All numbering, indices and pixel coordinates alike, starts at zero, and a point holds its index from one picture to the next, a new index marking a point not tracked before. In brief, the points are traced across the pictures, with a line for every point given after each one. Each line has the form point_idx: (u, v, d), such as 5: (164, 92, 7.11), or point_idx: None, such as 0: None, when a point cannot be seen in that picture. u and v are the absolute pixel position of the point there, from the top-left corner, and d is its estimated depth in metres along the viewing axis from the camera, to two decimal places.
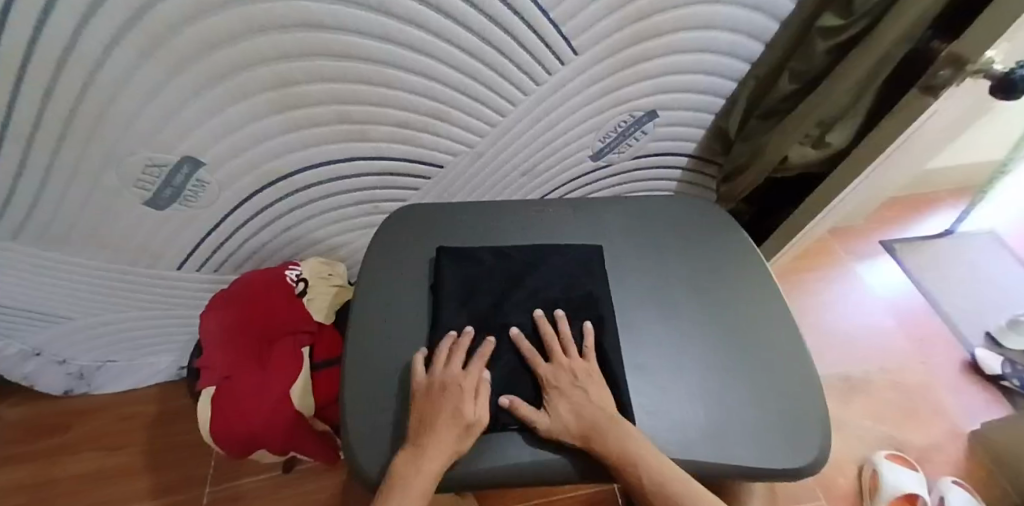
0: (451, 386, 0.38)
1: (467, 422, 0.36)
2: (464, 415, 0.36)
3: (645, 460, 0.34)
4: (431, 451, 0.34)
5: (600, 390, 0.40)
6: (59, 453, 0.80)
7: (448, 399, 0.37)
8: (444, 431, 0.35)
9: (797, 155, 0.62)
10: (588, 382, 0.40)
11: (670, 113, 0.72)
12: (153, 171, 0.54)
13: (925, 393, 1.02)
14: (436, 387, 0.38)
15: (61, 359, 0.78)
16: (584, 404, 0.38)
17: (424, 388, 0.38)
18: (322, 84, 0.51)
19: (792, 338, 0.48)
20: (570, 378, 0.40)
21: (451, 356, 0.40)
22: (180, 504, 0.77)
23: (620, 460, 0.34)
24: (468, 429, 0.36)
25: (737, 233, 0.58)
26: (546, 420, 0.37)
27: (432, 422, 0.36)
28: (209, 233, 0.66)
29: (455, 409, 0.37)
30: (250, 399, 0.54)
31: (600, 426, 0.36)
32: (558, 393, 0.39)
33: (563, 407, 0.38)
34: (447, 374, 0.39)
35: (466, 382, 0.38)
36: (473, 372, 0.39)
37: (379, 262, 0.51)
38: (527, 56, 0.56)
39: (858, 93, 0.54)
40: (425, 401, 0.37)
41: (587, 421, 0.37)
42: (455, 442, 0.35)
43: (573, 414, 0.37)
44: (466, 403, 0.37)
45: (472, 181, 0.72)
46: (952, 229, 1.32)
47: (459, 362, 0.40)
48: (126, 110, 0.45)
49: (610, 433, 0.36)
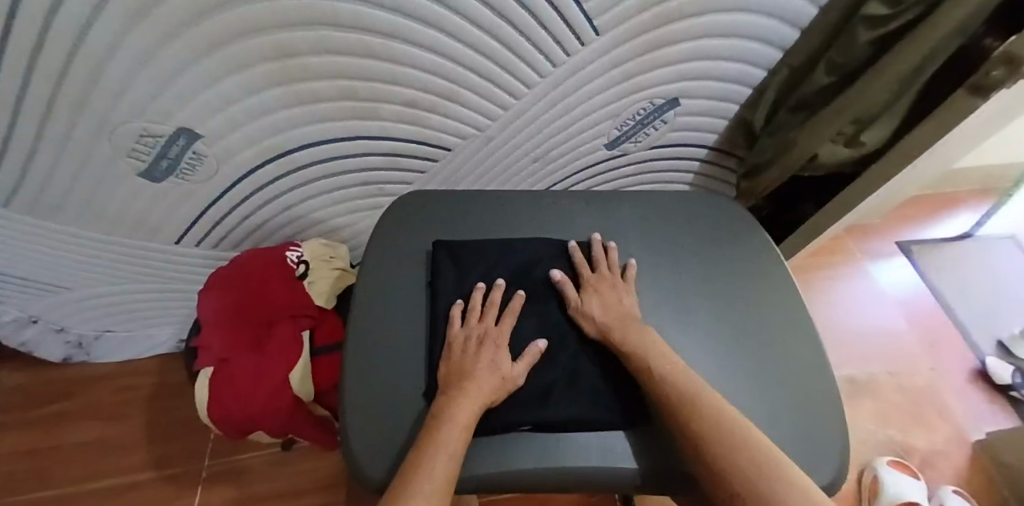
0: (488, 340, 0.39)
1: (504, 373, 0.37)
2: (499, 366, 0.37)
3: (654, 351, 0.37)
4: (470, 395, 0.34)
5: (635, 307, 0.44)
6: (58, 421, 0.81)
7: (484, 351, 0.38)
8: (484, 377, 0.36)
9: (827, 153, 0.59)
10: (624, 294, 0.44)
11: (691, 102, 0.69)
12: (147, 140, 0.51)
13: (931, 397, 1.01)
14: (473, 339, 0.39)
15: (58, 327, 0.77)
16: (616, 305, 0.42)
17: (461, 341, 0.39)
18: (323, 56, 0.48)
19: (808, 348, 0.46)
20: (608, 285, 0.44)
21: (486, 310, 0.41)
22: (177, 476, 0.77)
23: (635, 348, 0.38)
24: (506, 379, 0.37)
25: (757, 234, 0.55)
26: (579, 304, 0.42)
27: (469, 372, 0.36)
28: (208, 208, 0.64)
29: (491, 360, 0.37)
30: (248, 381, 0.53)
31: (624, 321, 0.41)
32: (595, 291, 0.44)
33: (595, 299, 0.43)
34: (482, 327, 0.40)
35: (499, 337, 0.39)
36: (505, 327, 0.40)
37: (380, 253, 0.48)
38: (545, 34, 0.53)
39: (899, 89, 0.50)
40: (461, 356, 0.38)
41: (614, 315, 0.41)
42: (494, 388, 0.36)
43: (603, 308, 0.42)
44: (501, 355, 0.38)
45: (481, 165, 0.69)
46: (972, 232, 1.28)
47: (492, 317, 0.41)
48: (117, 76, 0.43)
49: (630, 328, 0.40)
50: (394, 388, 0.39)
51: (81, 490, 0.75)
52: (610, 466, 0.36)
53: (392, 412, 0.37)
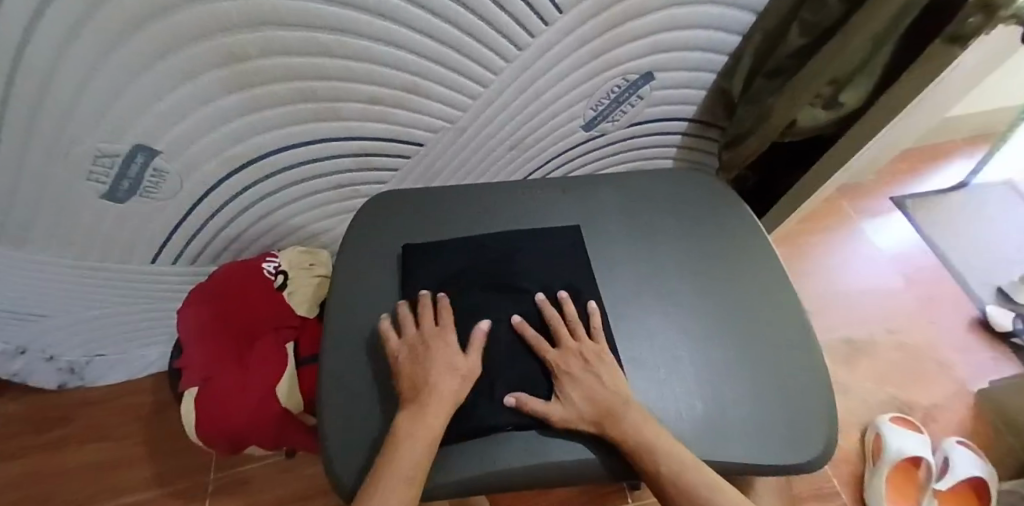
0: (432, 344, 0.38)
1: (462, 371, 0.36)
2: (455, 364, 0.37)
3: (664, 449, 0.32)
4: (432, 407, 0.33)
5: (613, 373, 0.38)
6: (59, 446, 0.81)
7: (433, 351, 0.37)
8: (445, 378, 0.35)
9: (806, 118, 0.57)
10: (600, 365, 0.38)
11: (667, 75, 0.67)
12: (105, 161, 0.50)
13: (932, 352, 1.01)
14: (419, 341, 0.38)
15: (48, 355, 0.77)
16: (597, 388, 0.36)
17: (403, 351, 0.38)
18: (274, 58, 0.46)
19: (794, 321, 0.45)
20: (581, 363, 0.38)
21: (424, 313, 0.41)
22: (183, 492, 0.77)
23: (638, 449, 0.32)
24: (467, 379, 0.36)
25: (739, 207, 0.54)
26: (559, 409, 0.35)
27: (422, 380, 0.35)
28: (186, 216, 0.62)
29: (445, 360, 0.37)
30: (232, 399, 0.53)
31: (616, 410, 0.35)
32: (570, 378, 0.37)
33: (573, 391, 0.36)
34: (423, 334, 0.39)
35: (440, 340, 0.38)
36: (445, 328, 0.39)
37: (354, 259, 0.47)
38: (505, 16, 0.51)
39: (876, 44, 0.48)
40: (411, 363, 0.37)
41: (602, 406, 0.35)
42: (456, 389, 0.35)
43: (588, 402, 0.35)
44: (454, 354, 0.37)
45: (455, 158, 0.67)
46: (968, 181, 1.26)
47: (430, 321, 0.40)
48: (60, 98, 0.41)
49: (626, 419, 0.34)
50: (371, 397, 0.38)
51: None
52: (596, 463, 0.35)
53: (368, 422, 0.37)
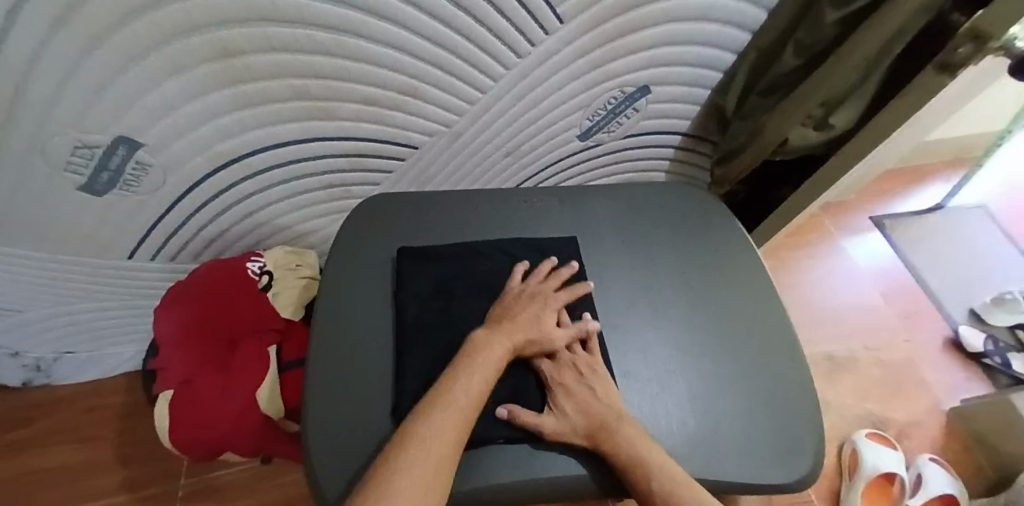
0: (542, 298, 0.41)
1: (545, 326, 0.39)
2: (543, 321, 0.39)
3: (657, 466, 0.32)
4: (507, 336, 0.37)
5: (608, 387, 0.37)
6: (20, 448, 0.77)
7: (532, 305, 0.40)
8: (525, 326, 0.38)
9: (797, 137, 0.58)
10: (595, 378, 0.38)
11: (662, 89, 0.67)
12: (84, 153, 0.48)
13: (908, 369, 1.03)
14: (527, 293, 0.41)
15: (12, 352, 0.73)
16: (591, 401, 0.36)
17: (515, 292, 0.42)
18: (269, 54, 0.44)
19: (783, 339, 0.45)
20: (576, 375, 0.38)
21: (549, 277, 0.44)
22: (152, 497, 0.74)
23: (629, 464, 0.32)
24: (545, 334, 0.39)
25: (731, 223, 0.54)
26: (552, 422, 0.35)
27: (514, 317, 0.39)
28: (166, 214, 0.60)
29: (536, 314, 0.39)
30: (210, 404, 0.51)
31: (611, 424, 0.34)
32: (564, 391, 0.37)
33: (568, 404, 0.36)
34: (541, 288, 0.42)
35: (551, 300, 0.41)
36: (562, 297, 0.42)
37: (343, 263, 0.46)
38: (506, 22, 0.50)
39: (867, 68, 0.49)
40: (514, 301, 0.41)
41: (595, 419, 0.35)
42: (528, 338, 0.38)
43: (583, 415, 0.35)
44: (547, 312, 0.40)
45: (450, 163, 0.66)
46: (945, 202, 1.31)
47: (552, 283, 0.43)
48: (39, 89, 0.39)
49: (620, 434, 0.33)
50: (360, 406, 0.37)
51: None
52: (589, 478, 0.35)
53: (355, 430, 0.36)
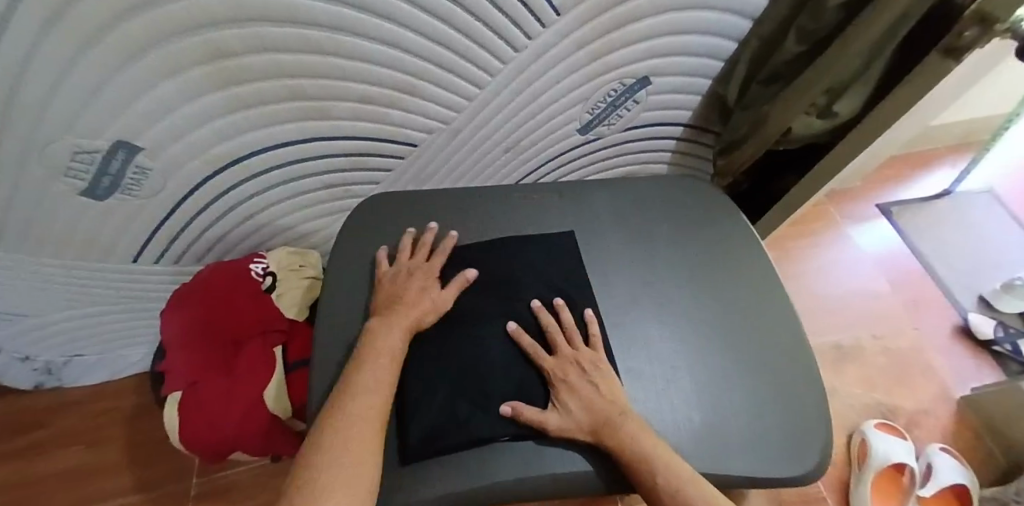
0: (418, 270, 0.43)
1: (433, 298, 0.41)
2: (427, 294, 0.41)
3: (663, 463, 0.31)
4: (400, 316, 0.38)
5: (611, 383, 0.37)
6: (34, 450, 0.78)
7: (414, 281, 0.42)
8: (416, 305, 0.40)
9: (801, 126, 0.57)
10: (597, 373, 0.38)
11: (662, 80, 0.66)
12: (84, 157, 0.48)
13: (916, 357, 1.02)
14: (404, 271, 0.43)
15: (22, 356, 0.74)
16: (595, 398, 0.36)
17: (393, 272, 0.43)
18: (262, 54, 0.44)
19: (787, 331, 0.45)
20: (578, 371, 0.37)
21: (417, 250, 0.45)
22: (166, 497, 0.76)
23: (633, 461, 0.32)
24: (434, 304, 0.40)
25: (734, 215, 0.54)
26: (555, 418, 0.35)
27: (401, 295, 0.40)
28: (168, 217, 0.60)
29: (417, 290, 0.41)
30: (218, 405, 0.51)
31: (614, 419, 0.34)
32: (567, 387, 0.37)
33: (572, 400, 0.36)
34: (414, 261, 0.44)
35: (429, 270, 0.43)
36: (436, 263, 0.44)
37: (345, 264, 0.46)
38: (502, 16, 0.50)
39: (872, 54, 0.48)
40: (393, 282, 0.42)
41: (598, 414, 0.35)
42: (419, 313, 0.39)
43: (585, 410, 0.35)
44: (430, 285, 0.42)
45: (449, 160, 0.66)
46: (953, 189, 1.29)
47: (422, 253, 0.45)
48: (34, 92, 0.39)
49: (623, 429, 0.33)
50: None
51: None
52: (597, 474, 0.35)
53: None
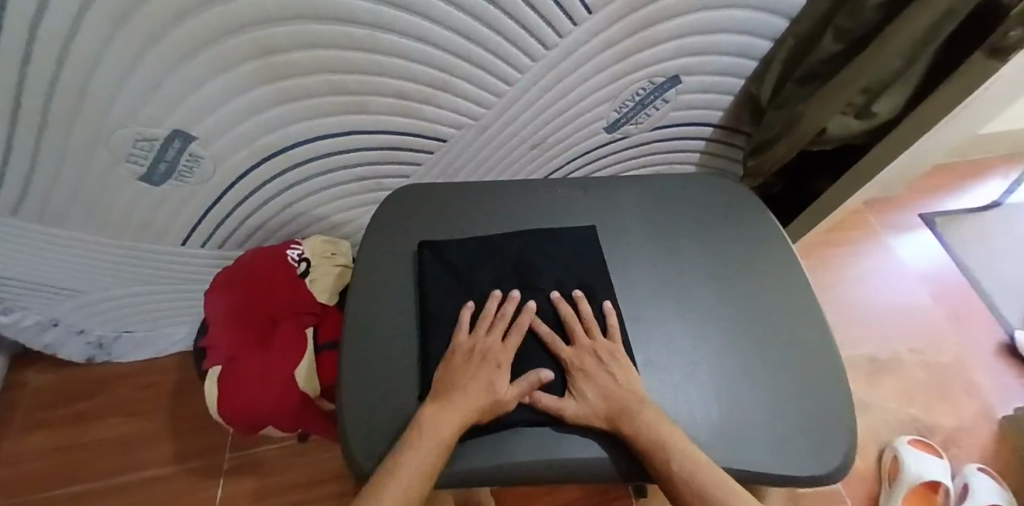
0: (491, 355, 0.38)
1: (497, 393, 0.35)
2: (495, 387, 0.36)
3: (678, 450, 0.32)
4: (457, 408, 0.34)
5: (629, 373, 0.38)
6: (85, 419, 0.84)
7: (484, 367, 0.37)
8: (473, 396, 0.35)
9: (837, 126, 0.56)
10: (615, 364, 0.38)
11: (694, 79, 0.66)
12: (144, 145, 0.52)
13: (956, 373, 0.98)
14: (475, 351, 0.38)
15: (79, 329, 0.80)
16: (611, 386, 0.36)
17: (464, 350, 0.38)
18: (307, 51, 0.47)
19: (815, 333, 0.44)
20: (595, 361, 0.38)
21: (497, 322, 0.40)
22: (201, 469, 0.80)
23: (649, 447, 0.33)
24: (497, 400, 0.35)
25: (763, 215, 0.53)
26: (573, 406, 0.36)
27: (464, 383, 0.36)
28: (213, 205, 0.64)
29: (485, 379, 0.36)
30: (254, 380, 0.54)
31: (630, 409, 0.35)
32: (584, 375, 0.37)
33: (590, 389, 0.36)
34: (490, 340, 0.39)
35: (503, 356, 0.38)
36: (512, 347, 0.39)
37: (375, 251, 0.48)
38: (534, 15, 0.51)
39: (913, 53, 0.46)
40: (462, 363, 0.37)
41: (615, 403, 0.35)
42: (478, 410, 0.34)
43: (602, 399, 0.36)
44: (500, 375, 0.37)
45: (477, 155, 0.68)
46: (1003, 200, 1.22)
47: (502, 330, 0.40)
48: (105, 82, 0.43)
49: (640, 417, 0.34)
50: (391, 381, 0.39)
51: (107, 486, 0.77)
52: (612, 459, 0.35)
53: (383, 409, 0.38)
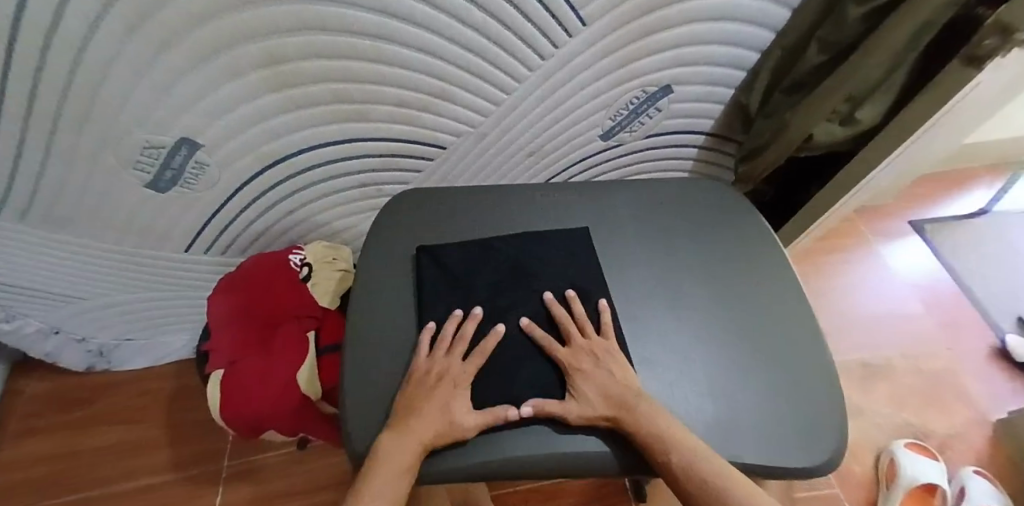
0: (447, 378, 0.38)
1: (452, 415, 0.36)
2: (452, 410, 0.36)
3: (676, 441, 0.33)
4: (414, 433, 0.34)
5: (625, 370, 0.39)
6: (82, 427, 0.84)
7: (440, 390, 0.37)
8: (428, 420, 0.35)
9: (823, 134, 0.58)
10: (610, 362, 0.40)
11: (685, 88, 0.68)
12: (152, 152, 0.53)
13: (948, 377, 0.99)
14: (433, 374, 0.38)
15: (80, 336, 0.80)
16: (609, 383, 0.38)
17: (422, 372, 0.39)
18: (314, 61, 0.49)
19: (806, 331, 0.45)
20: (591, 360, 0.39)
21: (455, 343, 0.41)
22: (199, 477, 0.80)
23: (649, 442, 0.34)
24: (454, 424, 0.35)
25: (755, 218, 0.55)
26: (573, 406, 0.36)
27: (420, 407, 0.36)
28: (217, 212, 0.65)
29: (442, 403, 0.36)
30: (256, 383, 0.55)
31: (628, 404, 0.36)
32: (582, 375, 0.38)
33: (590, 388, 0.37)
34: (447, 362, 0.39)
35: (460, 377, 0.38)
36: (469, 368, 0.39)
37: (377, 254, 0.49)
38: (531, 27, 0.53)
39: (895, 63, 0.49)
40: (419, 386, 0.38)
41: (613, 400, 0.36)
42: (434, 434, 0.35)
43: (600, 396, 0.37)
44: (455, 398, 0.37)
45: (476, 162, 0.69)
46: (990, 208, 1.25)
47: (460, 351, 0.40)
48: (116, 90, 0.44)
49: (639, 412, 0.35)
50: (389, 380, 0.40)
51: (103, 494, 0.77)
52: (614, 454, 0.37)
53: (384, 405, 0.39)
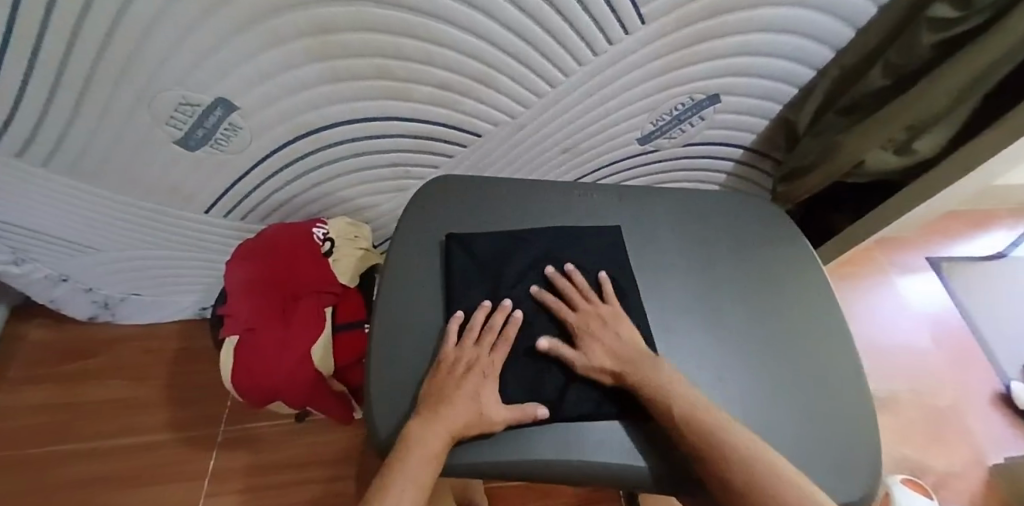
0: (477, 368, 0.37)
1: (483, 406, 0.35)
2: (481, 400, 0.35)
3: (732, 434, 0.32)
4: (443, 420, 0.33)
5: (632, 332, 0.40)
6: (82, 379, 0.83)
7: (469, 380, 0.36)
8: (457, 409, 0.34)
9: (876, 160, 0.57)
10: (618, 323, 0.41)
11: (732, 99, 0.67)
12: (186, 109, 0.52)
13: (950, 416, 0.98)
14: (462, 363, 0.37)
15: (88, 287, 0.79)
16: (616, 344, 0.39)
17: (450, 362, 0.37)
18: (359, 33, 0.47)
19: (839, 359, 0.44)
20: (598, 322, 0.40)
21: (484, 332, 0.39)
22: (196, 440, 0.79)
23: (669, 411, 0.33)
24: (482, 416, 0.34)
25: (794, 239, 0.54)
26: (583, 359, 0.38)
27: (449, 396, 0.35)
28: (242, 177, 0.64)
29: (473, 392, 0.35)
30: (271, 353, 0.54)
31: (637, 359, 0.38)
32: (591, 337, 0.39)
33: (596, 348, 0.38)
34: (475, 352, 0.38)
35: (489, 367, 0.38)
36: (498, 357, 0.38)
37: (408, 238, 0.48)
38: (588, 18, 0.51)
39: (962, 97, 0.47)
40: (447, 374, 0.37)
41: (623, 356, 0.38)
42: (466, 423, 0.34)
43: (611, 353, 0.38)
44: (488, 387, 0.36)
45: (510, 152, 0.68)
46: (1008, 251, 1.24)
47: (489, 340, 0.39)
48: (159, 44, 0.43)
49: (646, 365, 0.37)
50: (413, 367, 0.39)
51: (99, 448, 0.76)
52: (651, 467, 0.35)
53: (413, 395, 0.38)
